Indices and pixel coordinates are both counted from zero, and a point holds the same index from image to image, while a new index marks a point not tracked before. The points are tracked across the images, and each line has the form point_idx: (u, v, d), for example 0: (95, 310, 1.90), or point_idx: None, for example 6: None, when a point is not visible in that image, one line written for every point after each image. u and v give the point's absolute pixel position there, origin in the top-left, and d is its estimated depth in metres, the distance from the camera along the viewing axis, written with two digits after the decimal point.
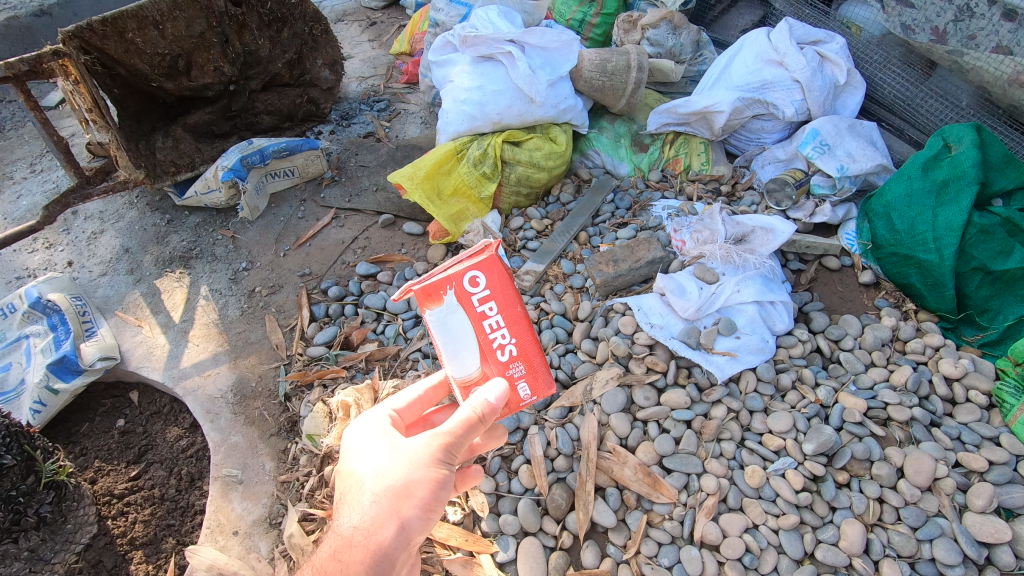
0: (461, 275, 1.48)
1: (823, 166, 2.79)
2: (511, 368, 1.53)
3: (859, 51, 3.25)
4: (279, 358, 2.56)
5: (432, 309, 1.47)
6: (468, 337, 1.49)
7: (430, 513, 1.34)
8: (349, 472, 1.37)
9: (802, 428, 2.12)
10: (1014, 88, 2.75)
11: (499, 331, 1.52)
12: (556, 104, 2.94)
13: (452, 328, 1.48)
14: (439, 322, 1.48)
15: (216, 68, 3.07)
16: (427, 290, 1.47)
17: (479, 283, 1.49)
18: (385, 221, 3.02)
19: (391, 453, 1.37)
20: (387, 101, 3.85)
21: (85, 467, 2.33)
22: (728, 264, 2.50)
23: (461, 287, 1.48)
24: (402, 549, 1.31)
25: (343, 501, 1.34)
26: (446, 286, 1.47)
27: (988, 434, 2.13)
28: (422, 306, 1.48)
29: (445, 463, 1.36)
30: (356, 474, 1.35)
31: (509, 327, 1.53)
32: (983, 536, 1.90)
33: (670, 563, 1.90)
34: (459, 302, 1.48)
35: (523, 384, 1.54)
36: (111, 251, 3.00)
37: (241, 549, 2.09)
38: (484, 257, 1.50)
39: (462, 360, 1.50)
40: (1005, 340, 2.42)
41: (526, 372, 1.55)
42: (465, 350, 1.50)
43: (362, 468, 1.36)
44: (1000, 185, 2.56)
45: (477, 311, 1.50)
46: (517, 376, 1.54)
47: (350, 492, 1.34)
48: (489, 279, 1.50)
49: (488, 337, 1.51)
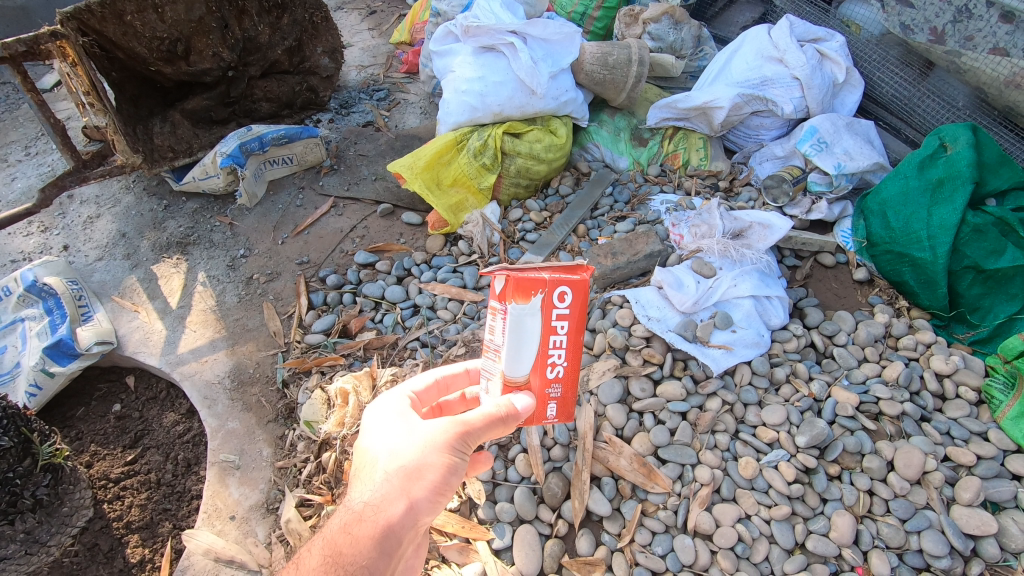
0: (555, 283, 1.39)
1: (821, 164, 2.82)
2: (551, 388, 1.47)
3: (858, 50, 3.26)
4: (277, 345, 2.57)
5: (518, 303, 1.37)
6: (532, 343, 1.40)
7: (440, 497, 1.34)
8: (364, 449, 1.40)
9: (795, 421, 2.15)
10: (1011, 90, 2.80)
11: (559, 350, 1.45)
12: (557, 97, 2.94)
13: (526, 329, 1.38)
14: (517, 318, 1.38)
15: (215, 54, 3.02)
16: (522, 284, 1.37)
17: (565, 299, 1.41)
18: (384, 211, 3.02)
19: (406, 432, 1.39)
20: (386, 90, 3.84)
21: (81, 451, 2.34)
22: (725, 258, 2.52)
23: (550, 296, 1.40)
24: (411, 529, 1.32)
25: (357, 476, 1.37)
26: (539, 288, 1.38)
27: (977, 429, 2.17)
28: (508, 296, 1.38)
29: (458, 450, 1.35)
30: (371, 452, 1.38)
31: (568, 350, 1.46)
32: (970, 528, 1.94)
33: (663, 551, 1.93)
34: (542, 308, 1.39)
35: (554, 407, 1.49)
36: (107, 236, 2.98)
37: (238, 533, 2.10)
38: (580, 277, 1.42)
39: (518, 363, 1.40)
40: (994, 338, 2.47)
41: (560, 397, 1.49)
42: (523, 356, 1.40)
43: (376, 447, 1.38)
44: (994, 185, 2.59)
45: (551, 324, 1.41)
46: (552, 398, 1.48)
47: (364, 469, 1.37)
48: (574, 300, 1.42)
49: (548, 351, 1.43)
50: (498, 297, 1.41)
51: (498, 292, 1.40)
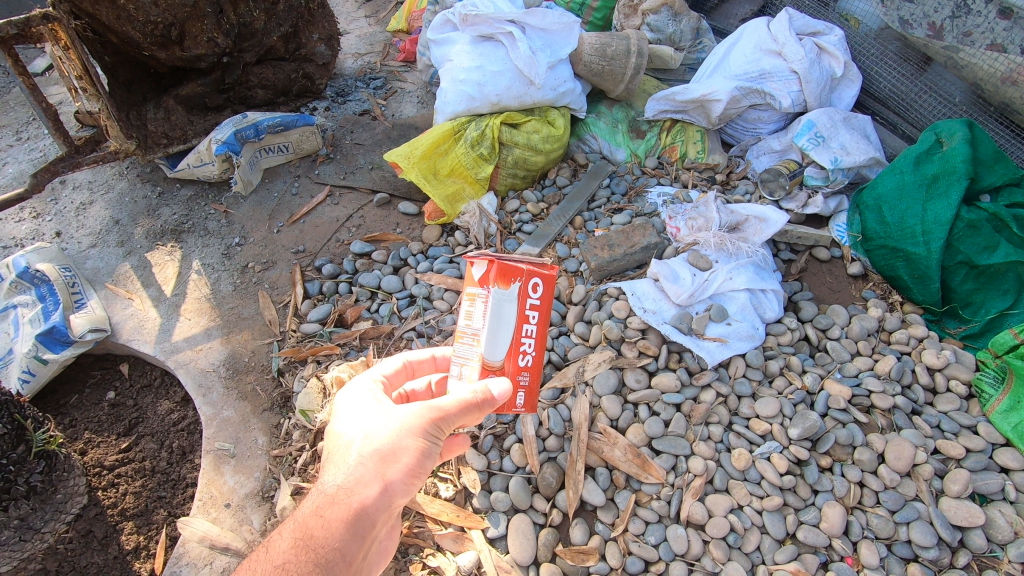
0: (532, 274, 1.49)
1: (818, 158, 2.82)
2: (522, 376, 1.54)
3: (856, 44, 3.24)
4: (272, 334, 2.56)
5: (500, 288, 1.45)
6: (508, 329, 1.48)
7: (413, 479, 1.37)
8: (337, 434, 1.41)
9: (789, 413, 2.17)
10: (1007, 86, 2.81)
11: (530, 339, 1.53)
12: (555, 87, 2.92)
13: (504, 314, 1.47)
14: (497, 303, 1.46)
15: (210, 39, 2.97)
16: (504, 270, 1.45)
17: (539, 290, 1.51)
18: (381, 200, 3.00)
19: (380, 417, 1.40)
20: (383, 79, 3.82)
21: (74, 438, 2.33)
22: (721, 251, 2.53)
23: (525, 285, 1.49)
24: (384, 511, 1.35)
25: (330, 460, 1.38)
26: (518, 276, 1.47)
27: (966, 422, 2.20)
28: (490, 280, 1.46)
29: (433, 433, 1.38)
30: (344, 436, 1.39)
31: (537, 339, 1.56)
32: (958, 520, 1.97)
33: (656, 541, 1.95)
34: (520, 296, 1.48)
35: (523, 395, 1.56)
36: (100, 222, 2.95)
37: (233, 521, 2.10)
38: (552, 270, 1.54)
39: (495, 347, 1.47)
40: (987, 333, 2.49)
41: (528, 386, 1.57)
42: (500, 340, 1.47)
43: (350, 431, 1.39)
44: (988, 182, 2.60)
45: (526, 312, 1.50)
46: (521, 386, 1.55)
47: (337, 452, 1.37)
48: (545, 292, 1.53)
49: (522, 339, 1.51)
50: (478, 282, 1.49)
51: (479, 279, 1.48)
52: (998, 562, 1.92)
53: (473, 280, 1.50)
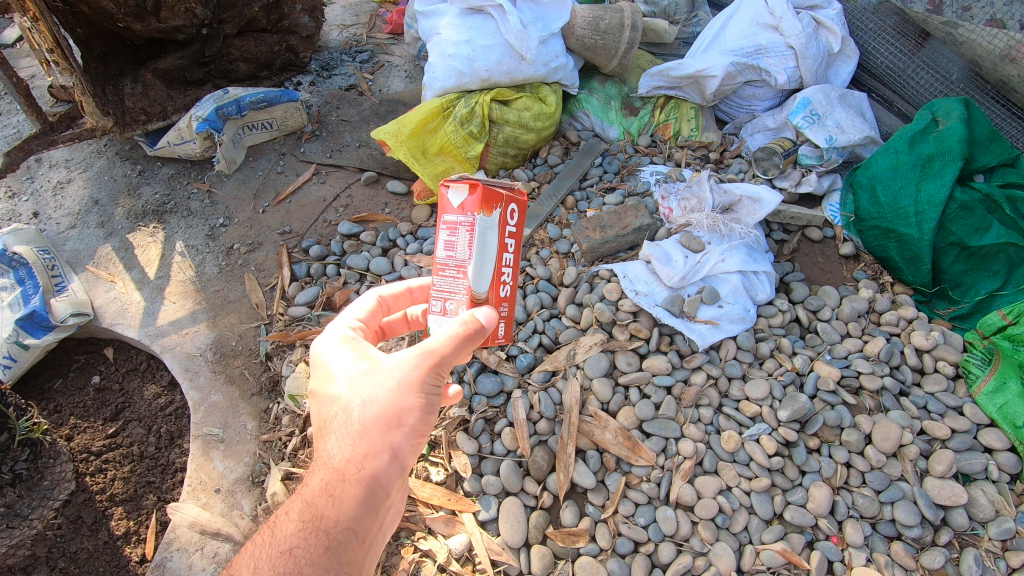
0: (511, 202, 1.53)
1: (813, 136, 2.77)
2: (504, 305, 1.58)
3: (854, 18, 3.15)
4: (259, 317, 2.53)
5: (482, 219, 1.46)
6: (490, 256, 1.49)
7: (419, 437, 1.40)
8: (332, 398, 1.39)
9: (778, 396, 2.18)
10: (1005, 64, 2.76)
11: (510, 270, 1.58)
12: (547, 63, 2.84)
13: (488, 243, 1.49)
14: (481, 231, 1.47)
15: (187, 10, 2.83)
16: (486, 197, 1.47)
17: (517, 221, 1.57)
18: (368, 179, 2.94)
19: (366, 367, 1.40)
20: (369, 52, 3.70)
21: (60, 424, 2.30)
22: (714, 233, 2.50)
23: (506, 213, 1.53)
24: (395, 475, 1.38)
25: (334, 430, 1.38)
26: (499, 203, 1.50)
27: (952, 403, 2.23)
28: (474, 207, 1.46)
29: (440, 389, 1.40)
30: (344, 399, 1.38)
31: (515, 270, 1.61)
32: (941, 499, 2.01)
33: (646, 522, 1.97)
34: (501, 224, 1.52)
35: (504, 323, 1.59)
36: (79, 202, 2.87)
37: (223, 506, 2.10)
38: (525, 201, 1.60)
39: (483, 276, 1.48)
40: (975, 314, 2.50)
41: (508, 317, 1.61)
42: (486, 271, 1.49)
43: (347, 394, 1.38)
44: (984, 162, 2.59)
45: (507, 243, 1.55)
46: (504, 317, 1.59)
47: (338, 421, 1.37)
48: (522, 223, 1.59)
49: (504, 271, 1.55)
50: (458, 211, 1.49)
51: (469, 197, 1.47)
52: (978, 539, 1.98)
53: (453, 204, 1.49)
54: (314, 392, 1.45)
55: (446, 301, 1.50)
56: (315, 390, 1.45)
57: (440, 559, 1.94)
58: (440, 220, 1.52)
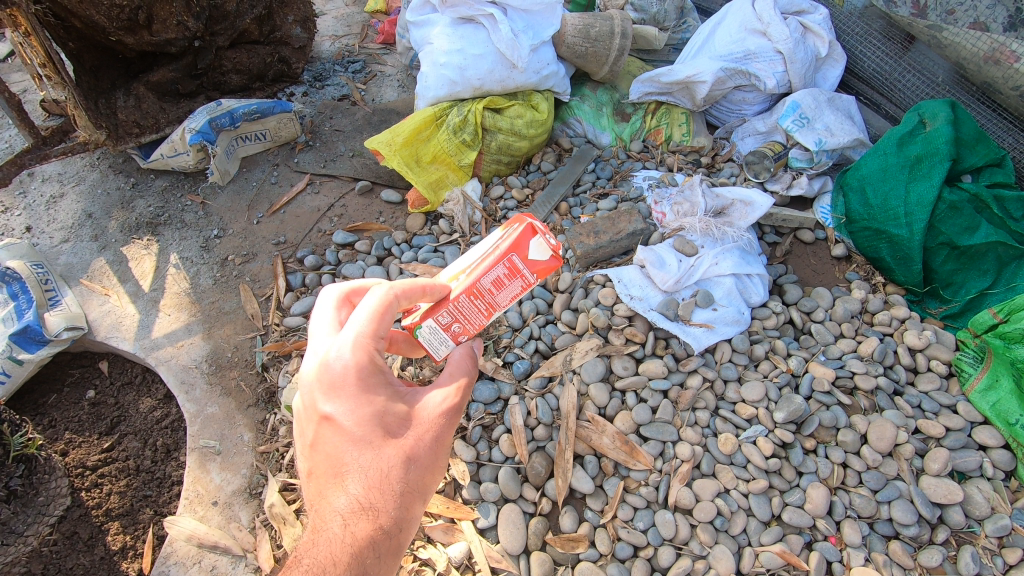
0: None
1: (802, 140, 2.81)
2: None
3: (840, 23, 3.21)
4: (255, 328, 2.53)
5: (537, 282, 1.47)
6: None
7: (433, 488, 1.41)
8: (373, 446, 1.24)
9: (773, 397, 2.19)
10: (989, 66, 2.78)
11: None
12: (538, 70, 2.86)
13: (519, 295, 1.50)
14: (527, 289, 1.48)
15: (179, 23, 2.85)
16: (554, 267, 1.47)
17: None
18: (362, 188, 2.94)
19: (405, 415, 1.29)
20: (362, 62, 3.72)
21: (55, 439, 2.28)
22: (707, 236, 2.52)
23: None
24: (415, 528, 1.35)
25: (372, 481, 1.24)
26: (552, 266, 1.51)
27: (946, 402, 2.24)
28: (543, 273, 1.45)
29: None
30: (388, 452, 1.25)
31: None
32: (937, 497, 2.02)
33: (645, 526, 1.98)
34: None
35: None
36: (72, 216, 2.87)
37: (221, 519, 2.09)
38: None
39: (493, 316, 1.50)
40: (966, 312, 2.53)
41: None
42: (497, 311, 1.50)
43: (393, 447, 1.26)
44: (970, 162, 2.63)
45: None
46: None
47: (379, 474, 1.24)
48: None
49: None
50: (530, 263, 1.42)
51: (545, 262, 1.43)
52: (975, 537, 1.99)
53: (530, 257, 1.41)
54: (340, 426, 1.24)
55: (456, 322, 1.44)
56: (343, 425, 1.24)
57: (440, 567, 1.95)
58: (503, 256, 1.41)
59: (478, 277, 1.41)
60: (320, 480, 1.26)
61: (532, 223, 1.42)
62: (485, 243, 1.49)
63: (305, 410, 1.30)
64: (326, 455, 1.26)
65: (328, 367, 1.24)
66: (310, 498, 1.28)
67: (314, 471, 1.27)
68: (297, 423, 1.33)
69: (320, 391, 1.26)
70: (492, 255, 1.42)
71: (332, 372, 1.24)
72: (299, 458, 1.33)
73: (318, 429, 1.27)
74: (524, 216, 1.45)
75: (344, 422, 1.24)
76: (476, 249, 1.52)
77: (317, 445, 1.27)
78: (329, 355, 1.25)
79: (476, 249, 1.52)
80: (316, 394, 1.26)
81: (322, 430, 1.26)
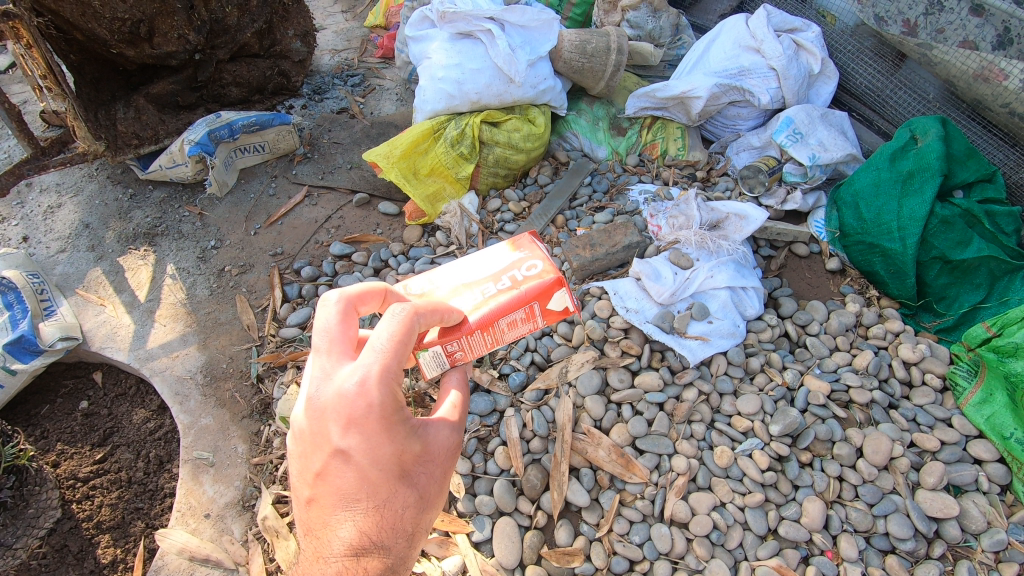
0: None
1: (796, 154, 2.84)
2: None
3: (833, 41, 3.29)
4: (250, 338, 2.52)
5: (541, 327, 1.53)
6: None
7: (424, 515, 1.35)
8: (389, 486, 1.14)
9: (769, 410, 2.19)
10: (979, 83, 2.81)
11: None
12: (535, 85, 2.89)
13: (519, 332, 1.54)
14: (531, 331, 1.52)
15: (180, 36, 2.88)
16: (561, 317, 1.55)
17: None
18: (359, 201, 2.96)
19: (421, 453, 1.19)
20: (361, 76, 3.76)
21: (47, 450, 2.26)
22: (702, 249, 2.53)
23: None
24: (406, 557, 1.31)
25: (382, 521, 1.15)
26: None
27: (941, 415, 2.25)
28: (552, 321, 1.52)
29: None
30: (403, 491, 1.17)
31: None
32: (933, 511, 2.02)
33: (641, 540, 1.97)
34: None
35: None
36: (69, 226, 2.87)
37: (213, 531, 2.07)
38: None
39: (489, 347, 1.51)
40: (960, 326, 2.54)
41: None
42: None
43: (406, 487, 1.17)
44: (962, 177, 2.66)
45: None
46: None
47: (390, 513, 1.16)
48: None
49: None
50: (548, 310, 1.48)
51: (557, 314, 1.50)
52: (971, 552, 1.98)
53: (550, 306, 1.47)
54: (356, 462, 1.10)
55: (462, 351, 1.40)
56: (359, 463, 1.10)
57: None
58: (525, 301, 1.44)
59: (499, 315, 1.41)
60: (323, 512, 1.14)
61: (562, 276, 1.47)
62: (503, 275, 1.47)
63: (310, 436, 1.12)
64: (335, 489, 1.12)
65: (347, 398, 1.07)
66: (308, 523, 1.16)
67: (317, 501, 1.14)
68: (294, 443, 1.14)
69: (334, 422, 1.08)
70: (515, 298, 1.43)
71: (352, 406, 1.07)
72: (292, 479, 1.16)
73: (327, 462, 1.11)
74: (551, 263, 1.49)
75: (361, 460, 1.10)
76: (486, 271, 1.47)
77: (324, 477, 1.12)
78: (348, 383, 1.07)
79: (483, 272, 1.47)
80: (330, 424, 1.08)
81: (332, 464, 1.11)
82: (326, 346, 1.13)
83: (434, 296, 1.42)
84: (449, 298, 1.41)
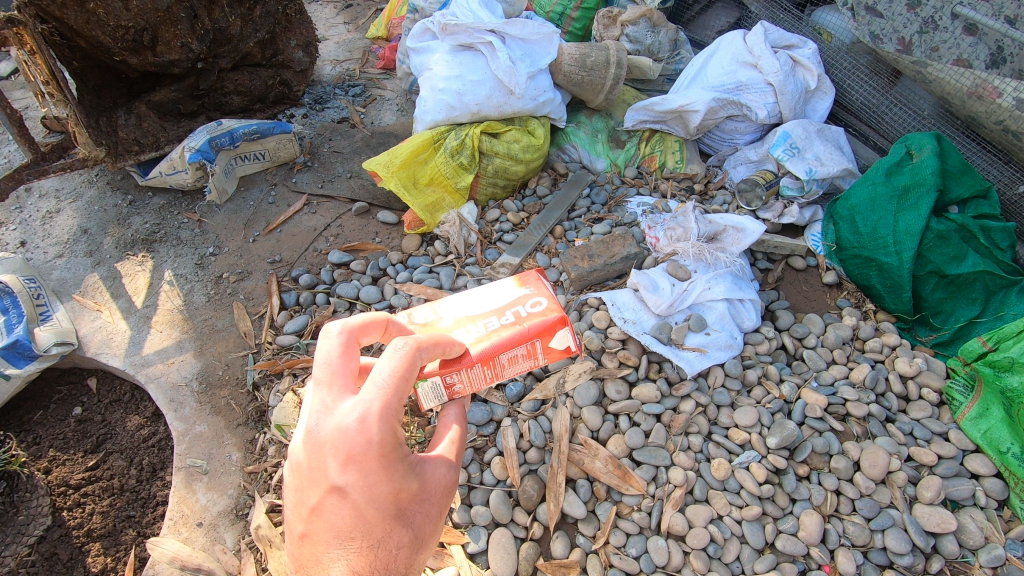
0: None
1: (793, 168, 2.85)
2: None
3: (829, 58, 3.32)
4: (247, 346, 2.51)
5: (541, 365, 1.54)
6: None
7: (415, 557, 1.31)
8: (385, 525, 1.12)
9: (766, 423, 2.19)
10: (974, 101, 2.83)
11: None
12: (535, 97, 2.92)
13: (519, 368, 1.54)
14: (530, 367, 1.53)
15: (183, 45, 2.91)
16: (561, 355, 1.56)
17: None
18: (359, 209, 2.96)
19: (418, 491, 1.17)
20: (362, 86, 3.79)
21: (39, 456, 2.24)
22: (699, 261, 2.54)
23: None
24: None
25: (376, 563, 1.11)
26: None
27: (938, 429, 2.25)
28: (552, 359, 1.53)
29: None
30: (399, 531, 1.14)
31: None
32: (931, 526, 2.01)
33: (637, 553, 1.95)
34: None
35: None
36: (67, 231, 2.87)
37: (206, 540, 2.05)
38: None
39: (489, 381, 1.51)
40: (956, 340, 2.53)
41: None
42: None
43: (402, 526, 1.14)
44: (957, 193, 2.69)
45: None
46: None
47: (384, 554, 1.12)
48: None
49: None
50: (548, 348, 1.49)
51: (558, 353, 1.51)
52: (969, 567, 1.97)
53: (552, 344, 1.49)
54: (352, 499, 1.08)
55: (462, 385, 1.40)
56: (356, 500, 1.08)
57: None
58: (527, 338, 1.45)
59: (501, 351, 1.41)
60: (316, 549, 1.10)
61: (565, 316, 1.48)
62: (509, 311, 1.47)
63: (306, 470, 1.10)
64: (330, 526, 1.09)
65: (347, 434, 1.07)
66: (299, 560, 1.13)
67: (310, 537, 1.11)
68: (290, 476, 1.13)
69: (332, 457, 1.07)
70: (518, 335, 1.43)
71: (351, 442, 1.06)
72: (287, 513, 1.14)
73: (324, 499, 1.09)
74: (557, 300, 1.50)
75: (358, 498, 1.08)
76: (491, 304, 1.48)
77: (319, 512, 1.09)
78: (348, 419, 1.07)
79: (488, 307, 1.48)
80: (328, 459, 1.07)
81: (328, 500, 1.09)
82: (326, 379, 1.12)
83: (437, 327, 1.42)
84: (453, 331, 1.41)
